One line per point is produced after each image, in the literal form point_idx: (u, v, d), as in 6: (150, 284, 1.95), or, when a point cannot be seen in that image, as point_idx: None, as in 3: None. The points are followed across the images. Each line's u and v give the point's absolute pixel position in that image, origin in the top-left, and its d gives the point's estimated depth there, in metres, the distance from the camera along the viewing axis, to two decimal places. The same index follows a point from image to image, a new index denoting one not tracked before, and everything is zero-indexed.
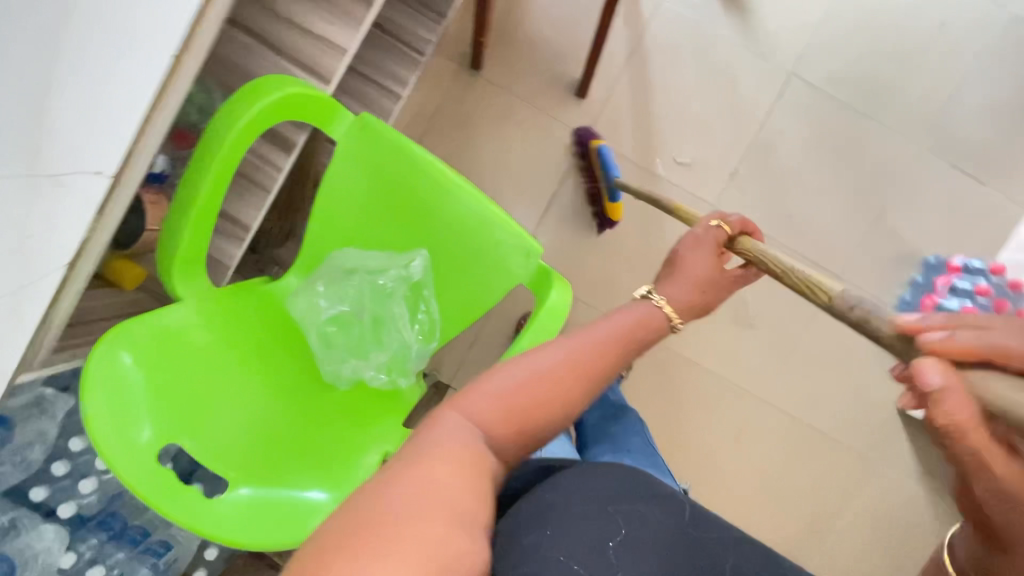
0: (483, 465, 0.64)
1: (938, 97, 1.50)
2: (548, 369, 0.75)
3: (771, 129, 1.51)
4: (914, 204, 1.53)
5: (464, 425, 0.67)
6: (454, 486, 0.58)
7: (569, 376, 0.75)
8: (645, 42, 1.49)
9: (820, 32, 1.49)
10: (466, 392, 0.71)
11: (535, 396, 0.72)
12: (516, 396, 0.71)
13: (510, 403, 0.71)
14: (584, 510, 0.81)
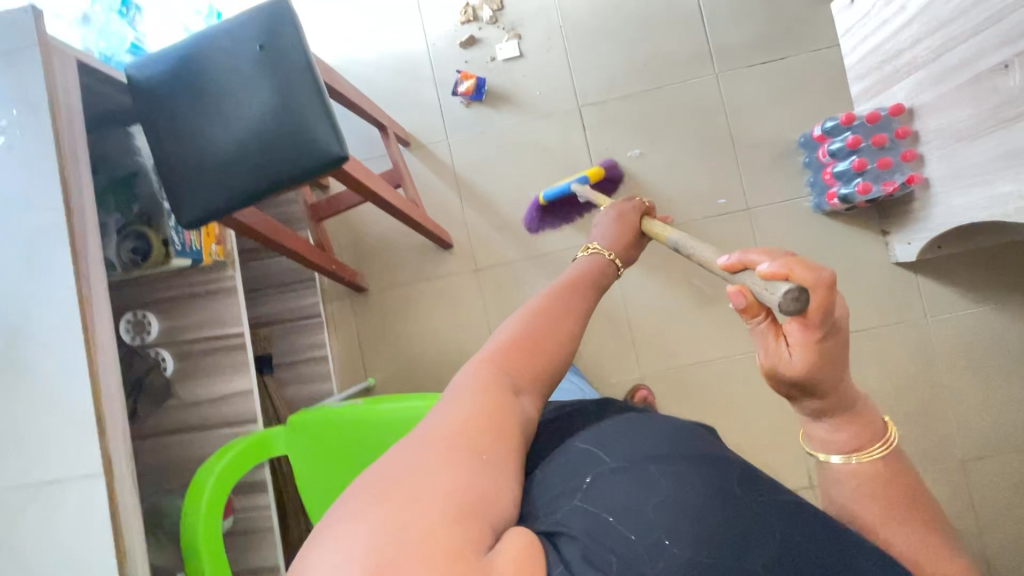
0: (503, 414, 0.64)
1: (694, 32, 1.63)
2: (547, 313, 0.78)
3: (598, 154, 1.65)
4: (750, 112, 1.61)
5: (481, 376, 0.68)
6: (466, 438, 0.59)
7: (564, 313, 0.79)
8: (460, 176, 1.69)
9: (573, 63, 1.66)
10: (479, 357, 0.72)
11: (541, 342, 0.75)
12: (529, 336, 0.74)
13: (517, 349, 0.73)
14: (627, 467, 0.60)
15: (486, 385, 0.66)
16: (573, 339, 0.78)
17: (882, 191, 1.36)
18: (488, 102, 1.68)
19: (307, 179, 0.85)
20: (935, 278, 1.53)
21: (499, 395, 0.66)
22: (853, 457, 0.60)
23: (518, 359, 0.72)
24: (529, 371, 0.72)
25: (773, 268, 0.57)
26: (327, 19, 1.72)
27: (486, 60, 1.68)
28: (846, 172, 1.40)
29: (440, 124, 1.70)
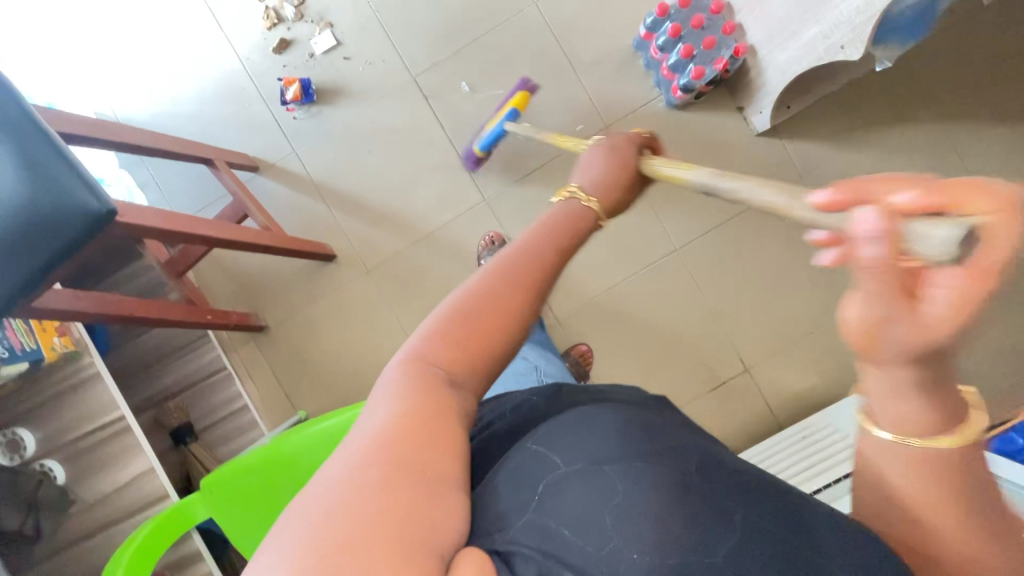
0: (449, 418, 0.56)
1: None
2: (481, 289, 0.65)
3: (448, 120, 1.60)
4: (580, 31, 1.57)
5: (413, 377, 0.59)
6: (407, 447, 0.51)
7: (512, 289, 0.65)
8: (320, 183, 1.61)
9: (394, 34, 1.59)
10: (418, 340, 0.63)
11: (480, 323, 0.62)
12: (477, 315, 0.62)
13: (452, 334, 0.62)
14: (580, 468, 0.53)
15: (425, 390, 0.57)
16: (525, 297, 0.65)
17: (716, 72, 1.36)
18: (322, 100, 1.60)
19: (78, 245, 0.79)
20: (799, 137, 1.55)
21: (441, 404, 0.56)
22: (914, 439, 0.45)
23: (457, 347, 0.61)
24: (462, 360, 0.61)
25: (922, 201, 0.34)
26: (122, 66, 1.59)
27: (305, 58, 1.59)
28: (676, 64, 1.39)
29: (280, 137, 1.61)
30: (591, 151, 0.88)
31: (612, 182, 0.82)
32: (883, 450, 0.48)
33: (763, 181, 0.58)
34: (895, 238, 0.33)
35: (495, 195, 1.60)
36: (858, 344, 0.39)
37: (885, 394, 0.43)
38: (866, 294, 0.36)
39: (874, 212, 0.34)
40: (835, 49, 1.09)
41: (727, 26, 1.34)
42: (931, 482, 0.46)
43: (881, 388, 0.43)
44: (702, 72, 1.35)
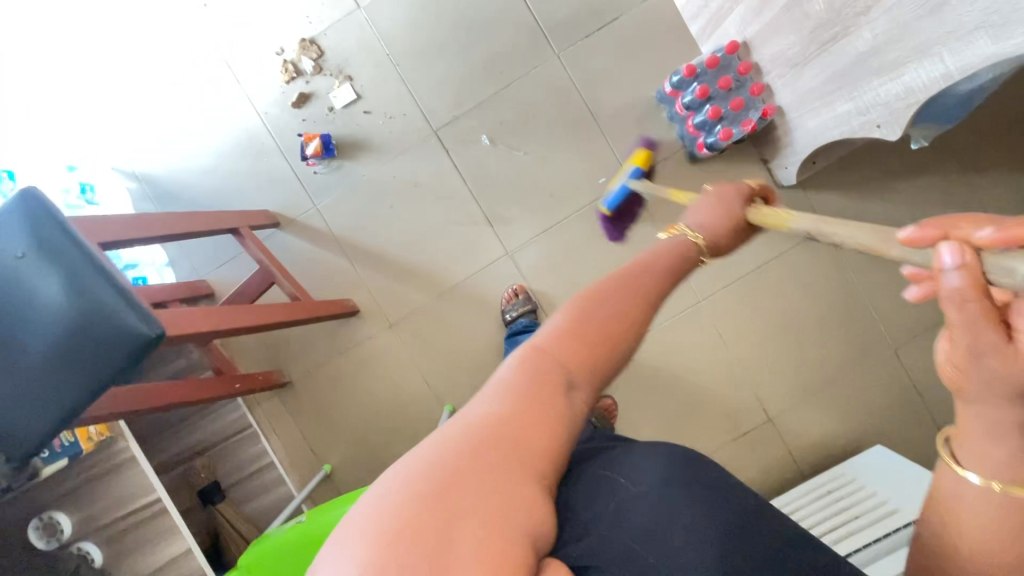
0: (563, 417, 0.56)
1: (521, 19, 1.55)
2: (604, 293, 0.64)
3: (470, 173, 1.59)
4: (602, 81, 1.56)
5: (534, 368, 0.58)
6: (517, 436, 0.52)
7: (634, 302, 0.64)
8: (343, 238, 1.61)
9: (414, 86, 1.57)
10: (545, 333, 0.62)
11: (602, 334, 0.61)
12: (604, 323, 0.62)
13: (579, 334, 0.61)
14: (652, 490, 0.54)
15: (539, 382, 0.57)
16: (648, 306, 0.65)
17: (744, 131, 1.35)
18: (343, 154, 1.59)
19: (127, 369, 0.78)
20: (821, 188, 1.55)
21: (559, 403, 0.56)
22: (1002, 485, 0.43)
23: (582, 348, 0.60)
24: (589, 362, 0.60)
25: (1000, 235, 0.37)
26: (146, 123, 1.59)
27: (324, 112, 1.58)
28: (704, 122, 1.38)
29: (301, 192, 1.60)
30: (700, 198, 0.86)
31: (718, 224, 0.81)
32: (967, 493, 0.46)
33: (860, 224, 0.59)
34: (975, 273, 0.37)
35: (517, 247, 1.60)
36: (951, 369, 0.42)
37: (980, 435, 0.43)
38: (954, 329, 0.39)
39: (955, 248, 0.37)
40: (872, 127, 1.08)
41: (756, 86, 1.32)
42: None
43: (977, 428, 0.44)
44: (730, 133, 1.34)
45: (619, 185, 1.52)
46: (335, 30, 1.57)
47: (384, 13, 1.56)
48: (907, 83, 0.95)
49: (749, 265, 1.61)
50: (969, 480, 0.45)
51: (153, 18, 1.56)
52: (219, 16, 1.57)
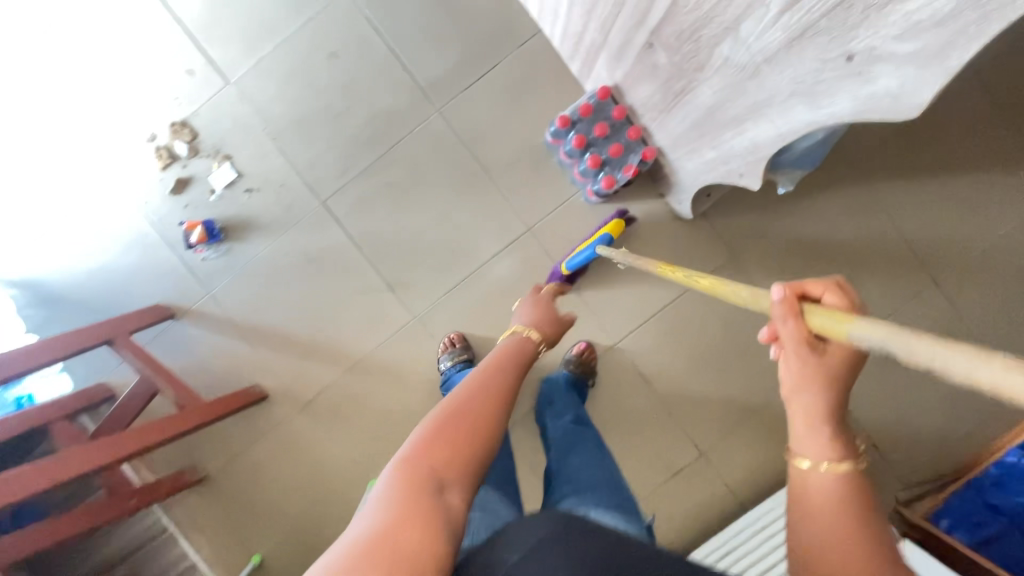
0: (442, 523, 0.53)
1: (398, 79, 1.51)
2: (462, 396, 0.65)
3: (365, 240, 1.54)
4: (489, 133, 1.52)
5: (408, 485, 0.55)
6: (406, 547, 0.49)
7: (493, 396, 0.67)
8: (242, 322, 1.55)
9: (296, 158, 1.52)
10: (413, 442, 0.60)
11: (467, 428, 0.62)
12: (465, 424, 0.62)
13: (444, 438, 0.60)
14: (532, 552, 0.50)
15: (418, 489, 0.55)
16: (499, 408, 0.66)
17: (627, 177, 1.31)
18: (230, 237, 1.53)
19: None
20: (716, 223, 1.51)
21: (427, 503, 0.54)
22: (826, 462, 0.53)
23: (449, 447, 0.60)
24: (459, 458, 0.60)
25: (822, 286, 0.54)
26: (25, 227, 1.53)
27: (206, 196, 1.52)
28: (586, 170, 1.35)
29: (193, 280, 1.54)
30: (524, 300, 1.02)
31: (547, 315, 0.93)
32: (807, 480, 0.54)
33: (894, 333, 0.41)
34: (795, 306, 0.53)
35: (424, 310, 1.55)
36: (791, 384, 0.55)
37: (803, 422, 0.55)
38: (794, 351, 0.54)
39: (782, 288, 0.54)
40: (735, 176, 1.04)
41: (632, 130, 1.27)
42: (838, 511, 0.52)
43: (801, 416, 0.55)
44: (612, 181, 1.30)
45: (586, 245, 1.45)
46: (206, 109, 1.50)
47: (256, 87, 1.50)
48: (751, 139, 0.91)
49: (663, 300, 1.57)
50: (803, 467, 0.55)
51: (20, 122, 1.51)
52: (86, 108, 1.50)
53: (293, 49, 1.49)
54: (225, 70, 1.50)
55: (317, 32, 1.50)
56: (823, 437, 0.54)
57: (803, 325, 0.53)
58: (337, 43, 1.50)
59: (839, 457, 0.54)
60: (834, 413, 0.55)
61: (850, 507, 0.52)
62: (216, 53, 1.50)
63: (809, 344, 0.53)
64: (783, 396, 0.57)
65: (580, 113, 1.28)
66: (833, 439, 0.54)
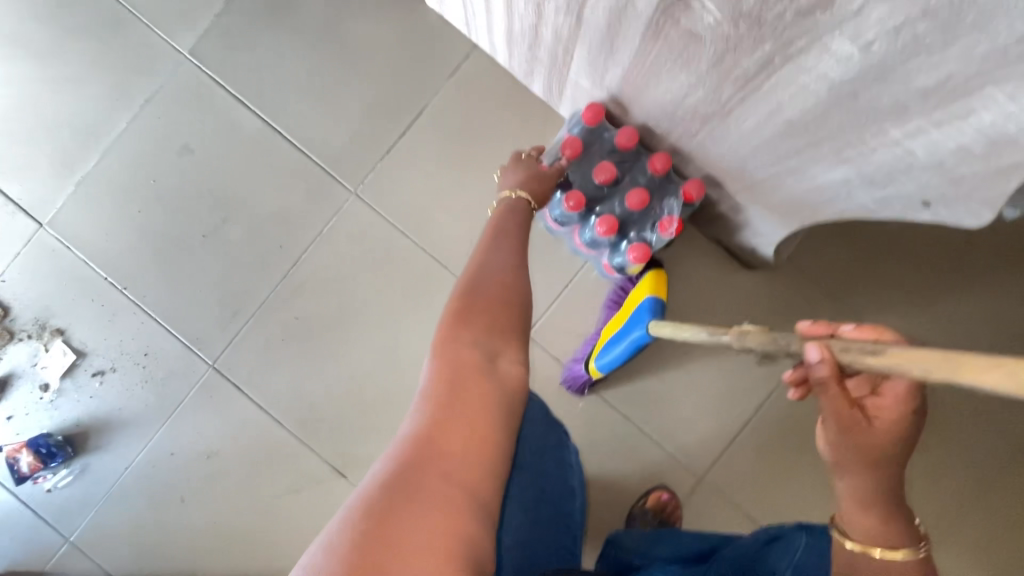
0: (492, 403, 0.48)
1: (286, 163, 1.02)
2: (477, 267, 0.60)
3: (286, 406, 1.01)
4: (434, 209, 1.02)
5: (456, 359, 0.50)
6: (461, 426, 0.45)
7: (513, 270, 0.60)
8: (127, 572, 1.01)
9: (163, 310, 1.02)
10: (453, 312, 0.55)
11: (488, 303, 0.56)
12: (503, 267, 0.60)
13: (488, 303, 0.56)
14: None
15: (463, 369, 0.49)
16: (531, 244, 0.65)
17: (667, 237, 0.80)
18: (85, 449, 1.00)
19: None
20: (809, 270, 0.96)
21: (486, 379, 0.49)
22: (879, 551, 0.44)
23: (489, 317, 0.55)
24: (506, 316, 0.56)
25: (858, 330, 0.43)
26: None
27: (37, 396, 1.00)
28: (596, 238, 0.84)
29: (40, 527, 1.00)
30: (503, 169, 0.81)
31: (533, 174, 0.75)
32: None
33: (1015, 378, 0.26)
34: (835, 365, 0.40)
35: None
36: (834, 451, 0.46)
37: (853, 505, 0.46)
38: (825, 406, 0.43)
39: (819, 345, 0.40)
40: (914, 205, 0.51)
41: (656, 160, 0.77)
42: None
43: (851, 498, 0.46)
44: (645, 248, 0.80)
45: (619, 329, 0.89)
46: (17, 270, 1.01)
47: (84, 220, 1.02)
48: (995, 126, 0.38)
49: (755, 395, 1.02)
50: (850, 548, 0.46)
51: None
52: None
53: (128, 156, 1.02)
54: (34, 206, 1.01)
55: (154, 123, 1.02)
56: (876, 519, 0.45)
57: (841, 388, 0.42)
58: (187, 132, 1.02)
59: (899, 545, 0.44)
60: (890, 493, 0.45)
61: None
62: (14, 186, 1.01)
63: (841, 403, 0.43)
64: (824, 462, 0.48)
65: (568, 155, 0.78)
66: (887, 524, 0.45)
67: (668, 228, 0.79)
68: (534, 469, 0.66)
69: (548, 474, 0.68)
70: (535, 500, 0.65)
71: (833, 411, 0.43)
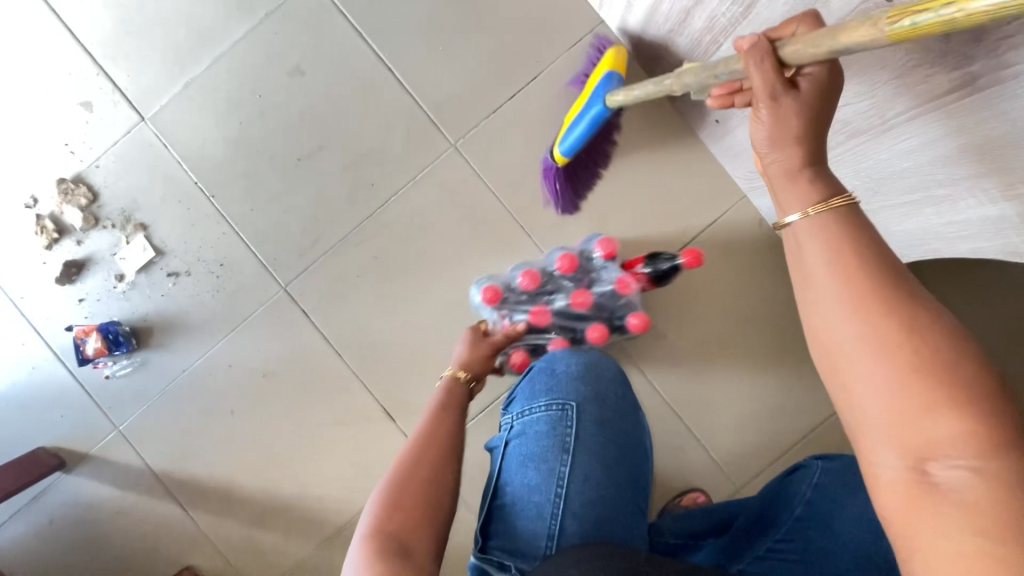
0: None
1: (392, 102, 1.02)
2: (402, 471, 0.64)
3: (349, 341, 1.02)
4: (529, 177, 1.01)
5: (379, 556, 0.54)
6: None
7: (429, 457, 0.65)
8: (169, 468, 1.03)
9: (246, 224, 1.03)
10: (370, 517, 0.59)
11: (415, 486, 0.62)
12: (418, 456, 0.65)
13: (406, 495, 0.61)
14: None
15: (385, 562, 0.53)
16: (450, 423, 0.72)
17: (635, 292, 0.91)
18: (148, 344, 1.02)
19: None
20: None
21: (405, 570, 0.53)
22: (812, 209, 0.45)
23: (406, 510, 0.59)
24: (423, 518, 0.59)
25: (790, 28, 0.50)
26: None
27: (110, 286, 1.02)
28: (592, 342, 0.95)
29: (93, 410, 1.03)
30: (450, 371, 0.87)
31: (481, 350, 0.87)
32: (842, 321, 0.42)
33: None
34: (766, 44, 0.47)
35: None
36: (767, 136, 0.48)
37: (783, 187, 0.47)
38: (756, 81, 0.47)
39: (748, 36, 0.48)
40: None
41: (565, 262, 0.90)
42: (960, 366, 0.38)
43: (779, 177, 0.47)
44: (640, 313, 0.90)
45: (578, 110, 0.93)
46: (112, 158, 1.02)
47: (187, 122, 1.02)
48: None
49: (807, 419, 1.02)
50: (793, 222, 0.46)
51: None
52: None
53: (239, 67, 1.02)
54: (140, 99, 1.02)
55: (270, 38, 1.02)
56: (803, 182, 0.46)
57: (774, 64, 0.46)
58: (301, 54, 1.02)
59: (828, 196, 0.45)
60: (812, 160, 0.47)
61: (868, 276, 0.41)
62: (124, 75, 1.02)
63: (778, 87, 0.47)
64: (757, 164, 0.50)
65: (540, 322, 0.89)
66: (810, 188, 0.46)
67: (627, 287, 0.89)
68: (615, 431, 0.70)
69: (629, 434, 0.71)
70: (612, 458, 0.68)
71: (764, 86, 0.47)
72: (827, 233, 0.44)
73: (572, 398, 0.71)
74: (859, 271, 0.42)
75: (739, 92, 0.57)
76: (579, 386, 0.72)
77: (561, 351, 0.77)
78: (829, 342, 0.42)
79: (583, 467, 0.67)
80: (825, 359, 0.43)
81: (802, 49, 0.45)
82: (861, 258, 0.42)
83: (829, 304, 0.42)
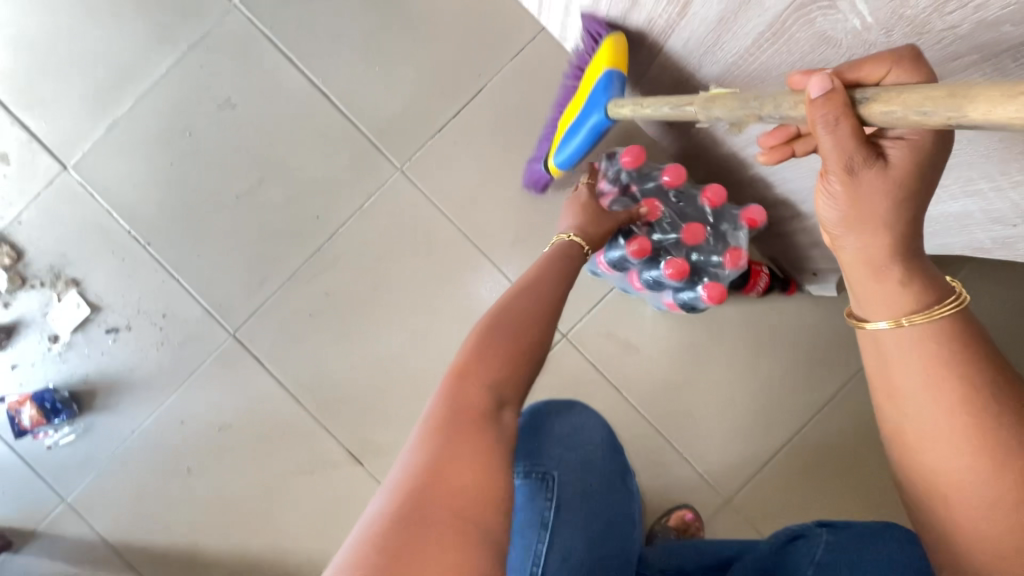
0: (501, 441, 0.47)
1: (331, 129, 0.96)
2: (506, 311, 0.58)
3: (308, 385, 0.97)
4: (482, 196, 0.97)
5: (471, 399, 0.49)
6: (470, 455, 0.44)
7: (536, 312, 0.59)
8: (124, 537, 0.96)
9: (187, 270, 0.97)
10: (462, 353, 0.54)
11: (517, 337, 0.56)
12: (525, 307, 0.59)
13: (507, 340, 0.55)
14: None
15: (474, 409, 0.48)
16: (562, 284, 0.65)
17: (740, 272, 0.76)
18: (90, 408, 0.95)
19: None
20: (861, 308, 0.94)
21: (492, 425, 0.48)
22: (905, 316, 0.39)
23: (506, 357, 0.54)
24: (518, 374, 0.54)
25: (878, 69, 0.38)
26: None
27: (44, 348, 0.95)
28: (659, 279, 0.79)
29: (36, 484, 0.95)
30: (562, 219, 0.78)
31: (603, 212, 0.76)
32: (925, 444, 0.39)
33: None
34: (842, 100, 0.36)
35: None
36: (840, 218, 0.41)
37: (865, 279, 0.41)
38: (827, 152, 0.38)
39: (823, 80, 0.37)
40: None
41: (714, 192, 0.77)
42: None
43: (858, 266, 0.41)
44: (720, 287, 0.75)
45: (574, 118, 0.81)
46: (35, 212, 0.95)
47: (113, 166, 0.96)
48: None
49: (791, 423, 0.99)
50: (882, 330, 0.41)
51: None
52: None
53: (164, 104, 0.96)
54: (60, 147, 0.95)
55: (195, 71, 0.96)
56: (892, 281, 0.40)
57: (854, 129, 0.37)
58: (230, 85, 0.96)
59: (928, 299, 0.39)
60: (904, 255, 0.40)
61: (969, 421, 0.37)
62: (40, 122, 0.95)
63: (858, 156, 0.38)
64: (827, 239, 0.43)
65: (646, 213, 0.77)
66: (901, 287, 0.40)
67: (739, 258, 0.74)
68: (601, 502, 0.65)
69: (615, 502, 0.67)
70: (597, 531, 0.63)
71: (844, 160, 0.38)
72: (925, 353, 0.39)
73: (553, 466, 0.66)
74: (957, 393, 0.38)
75: (795, 142, 0.47)
76: (562, 453, 0.67)
77: (541, 407, 0.72)
78: (920, 474, 0.40)
79: (566, 542, 0.62)
80: (904, 466, 0.41)
81: (894, 112, 0.35)
82: (962, 386, 0.38)
83: (915, 428, 0.39)
